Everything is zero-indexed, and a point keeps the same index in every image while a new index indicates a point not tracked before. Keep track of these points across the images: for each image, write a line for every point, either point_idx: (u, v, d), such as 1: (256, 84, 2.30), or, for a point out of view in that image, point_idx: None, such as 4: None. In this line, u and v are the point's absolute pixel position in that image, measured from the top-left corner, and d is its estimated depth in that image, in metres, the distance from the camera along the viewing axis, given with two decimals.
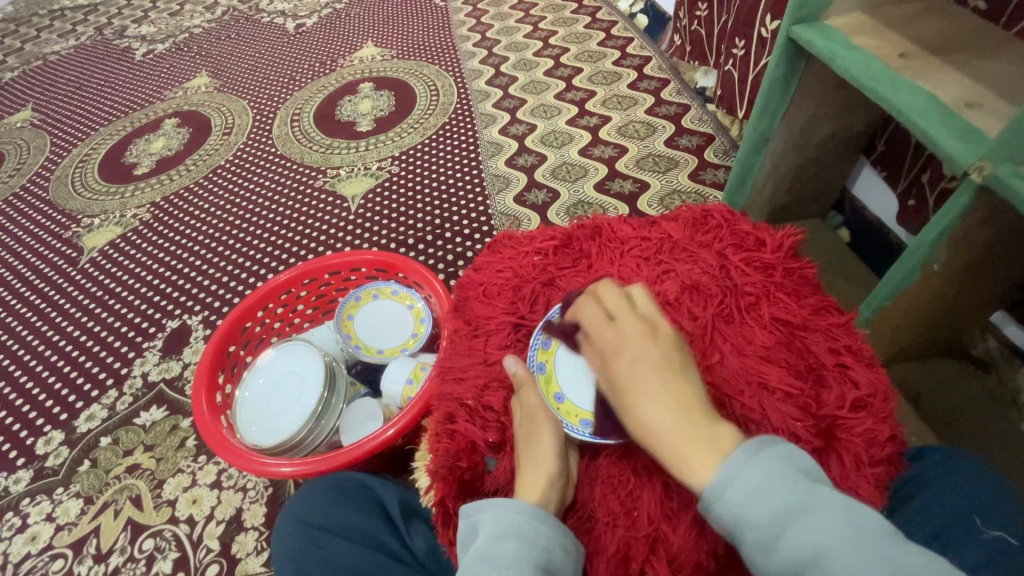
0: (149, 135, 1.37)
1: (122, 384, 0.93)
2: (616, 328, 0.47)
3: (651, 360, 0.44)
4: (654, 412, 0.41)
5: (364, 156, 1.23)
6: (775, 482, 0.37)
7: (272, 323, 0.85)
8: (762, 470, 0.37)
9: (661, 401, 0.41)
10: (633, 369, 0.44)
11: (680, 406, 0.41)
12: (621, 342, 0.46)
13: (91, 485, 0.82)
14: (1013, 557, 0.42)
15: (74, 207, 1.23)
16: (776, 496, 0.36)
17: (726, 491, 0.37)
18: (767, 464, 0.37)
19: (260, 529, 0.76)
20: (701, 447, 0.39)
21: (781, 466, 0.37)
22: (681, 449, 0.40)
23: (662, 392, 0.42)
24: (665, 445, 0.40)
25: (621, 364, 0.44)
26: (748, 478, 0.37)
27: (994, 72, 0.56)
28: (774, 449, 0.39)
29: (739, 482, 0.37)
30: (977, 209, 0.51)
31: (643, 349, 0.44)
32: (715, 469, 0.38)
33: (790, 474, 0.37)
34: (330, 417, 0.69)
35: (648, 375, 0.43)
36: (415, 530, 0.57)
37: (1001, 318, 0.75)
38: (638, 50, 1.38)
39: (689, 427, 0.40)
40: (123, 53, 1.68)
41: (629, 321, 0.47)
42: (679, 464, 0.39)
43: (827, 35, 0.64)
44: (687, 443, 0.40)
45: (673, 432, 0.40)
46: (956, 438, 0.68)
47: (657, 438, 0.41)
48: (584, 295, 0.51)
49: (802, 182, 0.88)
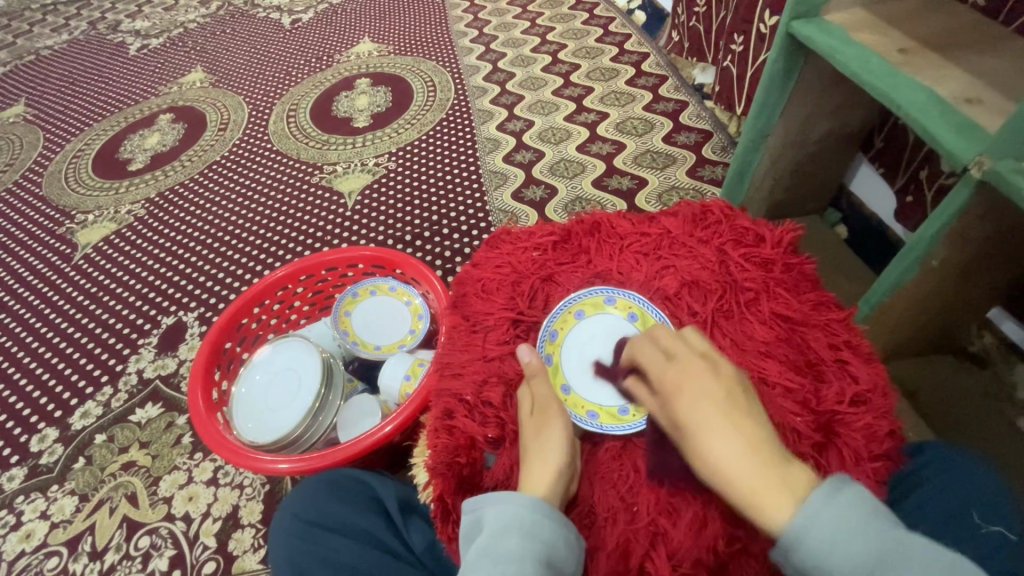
0: (144, 130, 1.36)
1: (117, 381, 0.92)
2: (677, 367, 0.48)
3: (715, 397, 0.45)
4: (723, 451, 0.42)
5: (361, 152, 1.22)
6: (862, 529, 0.37)
7: (269, 320, 0.84)
8: (845, 515, 0.38)
9: (729, 440, 0.42)
10: (699, 407, 0.45)
11: (748, 444, 0.42)
12: (684, 379, 0.47)
13: (86, 483, 0.82)
14: (1009, 552, 0.43)
15: (68, 203, 1.22)
16: (862, 545, 0.36)
17: (810, 538, 0.37)
18: (848, 509, 0.38)
19: (257, 525, 0.76)
20: (776, 487, 0.40)
21: (864, 510, 0.38)
22: (754, 490, 0.40)
23: (729, 430, 0.43)
24: (738, 485, 0.41)
25: (685, 402, 0.45)
26: (832, 524, 0.37)
27: (994, 68, 0.56)
28: (854, 491, 0.39)
29: (823, 529, 0.37)
30: (977, 204, 0.51)
31: (707, 387, 0.46)
32: (792, 512, 0.39)
33: (871, 519, 0.37)
34: (327, 413, 0.69)
35: (713, 413, 0.44)
36: (414, 528, 0.56)
37: (999, 313, 0.75)
38: (636, 46, 1.37)
39: (760, 466, 0.41)
40: (117, 47, 1.66)
41: (689, 357, 0.48)
42: (754, 506, 0.40)
43: (827, 31, 0.63)
44: (761, 484, 0.40)
45: (744, 472, 0.41)
46: (953, 433, 0.69)
47: (728, 478, 0.42)
48: (637, 334, 0.53)
49: (800, 179, 0.88)
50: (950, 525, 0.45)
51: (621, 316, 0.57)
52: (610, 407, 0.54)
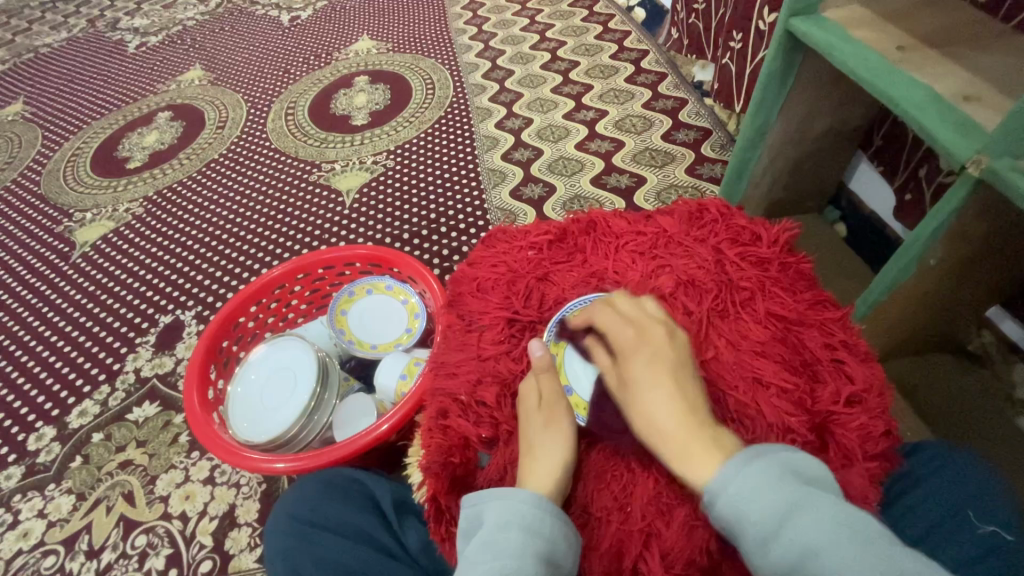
0: (142, 128, 1.36)
1: (115, 379, 0.92)
2: (636, 330, 0.50)
3: (665, 363, 0.47)
4: (662, 410, 0.45)
5: (360, 150, 1.22)
6: (773, 484, 0.39)
7: (266, 319, 0.84)
8: (759, 471, 0.40)
9: (669, 400, 0.45)
10: (650, 369, 0.47)
11: (686, 406, 0.45)
12: (639, 343, 0.49)
13: (84, 482, 0.82)
14: (1006, 553, 0.43)
15: (66, 201, 1.22)
16: (771, 498, 0.38)
17: (726, 493, 0.40)
18: (764, 471, 0.40)
19: (253, 524, 0.76)
20: (705, 447, 0.43)
21: (777, 470, 0.40)
22: (681, 444, 0.43)
23: (672, 392, 0.45)
24: (666, 437, 0.44)
25: (637, 363, 0.48)
26: (745, 480, 0.40)
27: (992, 65, 0.55)
28: (773, 454, 0.41)
29: (736, 485, 0.40)
30: (975, 203, 0.51)
31: (660, 353, 0.48)
32: (716, 468, 0.41)
33: (785, 479, 0.39)
34: (323, 412, 0.69)
35: (661, 375, 0.46)
36: (409, 527, 0.57)
37: (998, 313, 0.76)
38: (636, 44, 1.36)
39: (693, 426, 0.44)
40: (117, 45, 1.66)
41: (648, 324, 0.50)
42: (680, 460, 0.43)
43: (825, 28, 0.63)
44: (692, 442, 0.43)
45: (679, 430, 0.44)
46: (952, 434, 0.68)
47: (662, 435, 0.44)
48: (596, 303, 0.54)
49: (799, 177, 0.88)
50: (943, 527, 0.45)
51: None
52: None
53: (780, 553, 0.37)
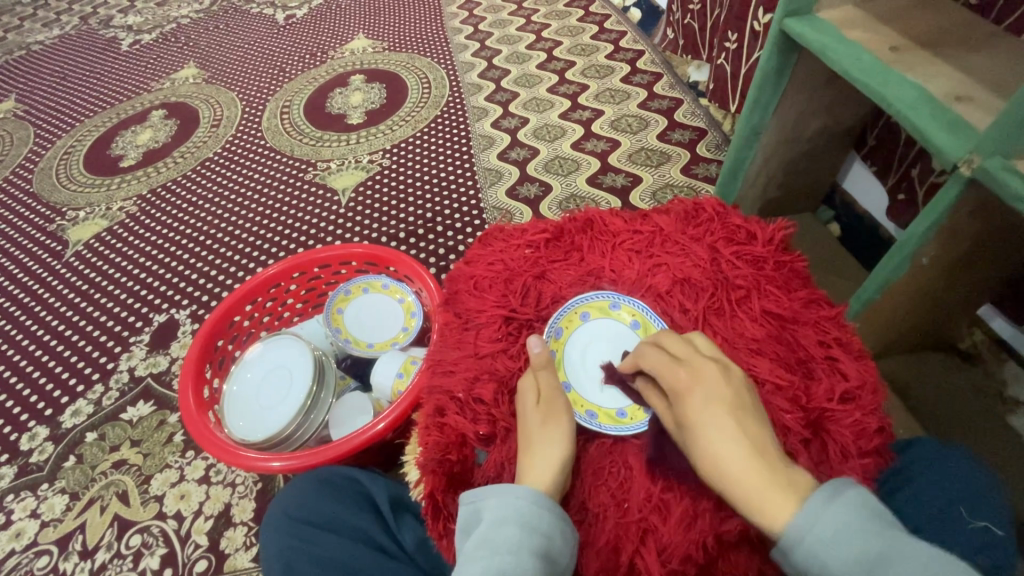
0: (136, 127, 1.35)
1: (108, 379, 0.91)
2: (687, 369, 0.47)
3: (724, 401, 0.44)
4: (730, 454, 0.42)
5: (356, 148, 1.22)
6: (857, 528, 0.36)
7: (261, 317, 0.84)
8: (840, 513, 0.37)
9: (736, 440, 0.42)
10: (708, 409, 0.44)
11: (754, 447, 0.42)
12: (693, 381, 0.46)
13: (77, 482, 0.81)
14: (996, 546, 0.43)
15: (59, 199, 1.21)
16: (857, 543, 0.35)
17: (807, 546, 0.37)
18: (838, 516, 0.37)
19: (249, 524, 0.75)
20: (780, 490, 0.39)
21: (860, 511, 0.37)
22: (759, 491, 0.40)
23: (736, 432, 0.43)
24: (741, 484, 0.41)
25: (694, 402, 0.45)
26: (826, 524, 0.37)
27: (983, 66, 0.56)
28: (853, 493, 0.38)
29: (817, 530, 0.37)
30: (967, 201, 0.52)
31: (717, 390, 0.45)
32: (795, 512, 0.38)
33: (862, 525, 0.36)
34: (319, 411, 0.69)
35: (722, 416, 0.44)
36: (405, 525, 0.57)
37: (988, 311, 0.77)
38: (632, 44, 1.37)
39: (764, 468, 0.41)
40: (110, 43, 1.64)
41: (699, 360, 0.47)
42: (755, 506, 0.40)
43: (819, 28, 0.63)
44: (766, 485, 0.40)
45: (750, 473, 0.41)
46: (945, 431, 0.69)
47: (731, 479, 0.41)
48: (641, 344, 0.51)
49: (794, 176, 0.88)
50: (936, 521, 0.45)
51: (623, 322, 0.57)
52: (609, 409, 0.54)
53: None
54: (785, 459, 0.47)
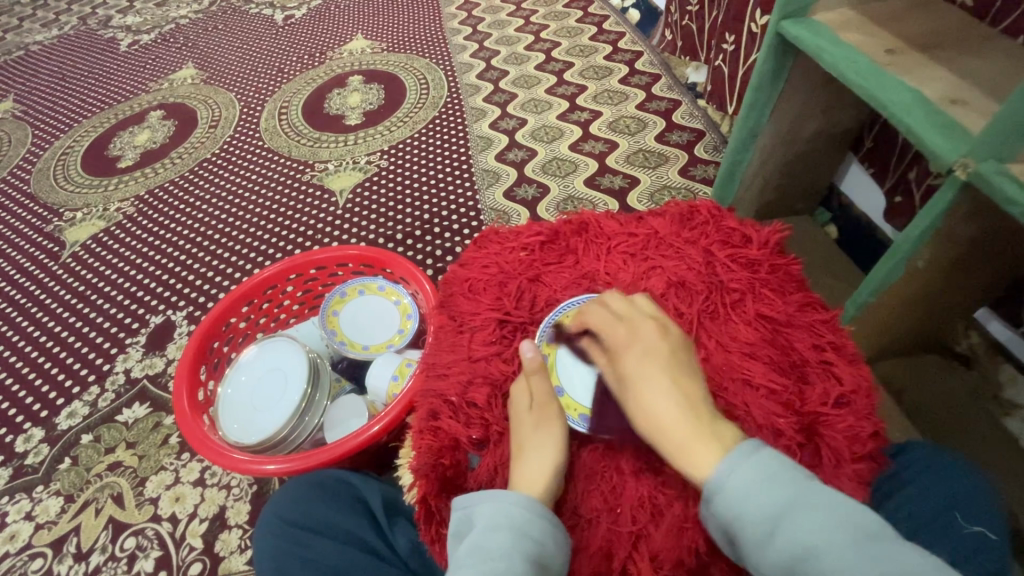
0: (134, 127, 1.35)
1: (104, 381, 0.91)
2: (627, 328, 0.50)
3: (658, 358, 0.47)
4: (662, 406, 0.44)
5: (353, 150, 1.21)
6: (772, 479, 0.39)
7: (257, 319, 0.84)
8: (758, 465, 0.40)
9: (667, 394, 0.45)
10: (643, 365, 0.47)
11: (685, 400, 0.45)
12: (632, 339, 0.49)
13: (72, 484, 0.81)
14: (990, 550, 0.44)
15: (56, 200, 1.21)
16: (770, 493, 0.38)
17: (727, 488, 0.40)
18: (760, 465, 0.40)
19: (243, 526, 0.75)
20: (704, 440, 0.42)
21: (777, 465, 0.40)
22: (686, 441, 0.43)
23: (668, 386, 0.45)
24: (670, 435, 0.43)
25: (631, 359, 0.48)
26: (745, 473, 0.40)
27: (978, 69, 0.56)
28: (773, 450, 0.41)
29: (735, 479, 0.39)
30: (961, 205, 0.51)
31: (653, 348, 0.48)
32: (717, 461, 0.41)
33: (781, 474, 0.39)
34: (314, 413, 0.68)
35: (656, 371, 0.46)
36: (398, 528, 0.56)
37: (986, 314, 0.75)
38: (630, 45, 1.37)
39: (692, 420, 0.44)
40: (108, 44, 1.64)
41: (639, 319, 0.50)
42: (682, 456, 0.42)
43: (814, 30, 0.63)
44: (691, 437, 0.43)
45: (679, 425, 0.43)
46: (940, 434, 0.69)
47: (661, 429, 0.44)
48: (587, 303, 0.54)
49: (791, 178, 0.88)
50: (931, 525, 0.46)
51: None
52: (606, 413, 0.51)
53: (779, 550, 0.37)
54: None
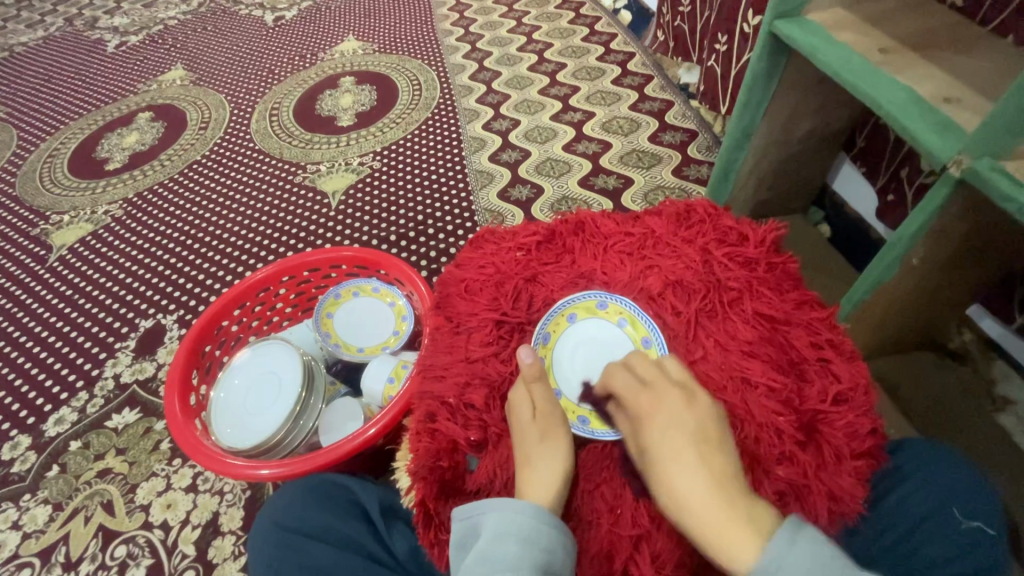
0: (122, 129, 1.33)
1: (93, 386, 0.90)
2: (651, 394, 0.48)
3: (687, 430, 0.45)
4: (692, 488, 0.42)
5: (346, 151, 1.20)
6: (821, 569, 0.37)
7: (249, 322, 0.83)
8: (800, 555, 0.38)
9: (697, 473, 0.43)
10: (670, 438, 0.45)
11: (716, 478, 0.42)
12: (657, 407, 0.47)
13: (60, 492, 0.79)
14: (989, 545, 0.44)
15: (43, 203, 1.19)
16: None
17: None
18: (805, 556, 0.38)
19: (237, 533, 0.74)
20: (741, 526, 0.40)
21: (820, 551, 0.38)
22: (720, 530, 0.40)
23: (697, 465, 0.43)
24: (702, 521, 0.41)
25: (656, 431, 0.46)
26: (791, 570, 0.37)
27: (971, 68, 0.56)
28: (811, 533, 0.39)
29: (785, 573, 0.37)
30: (957, 202, 0.52)
31: (680, 420, 0.46)
32: (757, 554, 0.39)
33: (826, 563, 0.38)
34: (308, 417, 0.67)
35: (683, 447, 0.44)
36: (397, 532, 0.56)
37: (978, 311, 0.78)
38: (622, 46, 1.37)
39: (725, 501, 0.41)
40: (95, 45, 1.62)
41: (664, 386, 0.48)
42: (717, 546, 0.40)
43: (809, 30, 0.64)
44: (725, 523, 0.40)
45: (710, 512, 0.41)
46: (935, 432, 0.69)
47: (692, 513, 0.41)
48: (610, 366, 0.52)
49: (784, 178, 0.89)
50: (929, 524, 0.46)
51: (611, 322, 0.57)
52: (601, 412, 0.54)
53: None
54: (782, 460, 0.46)
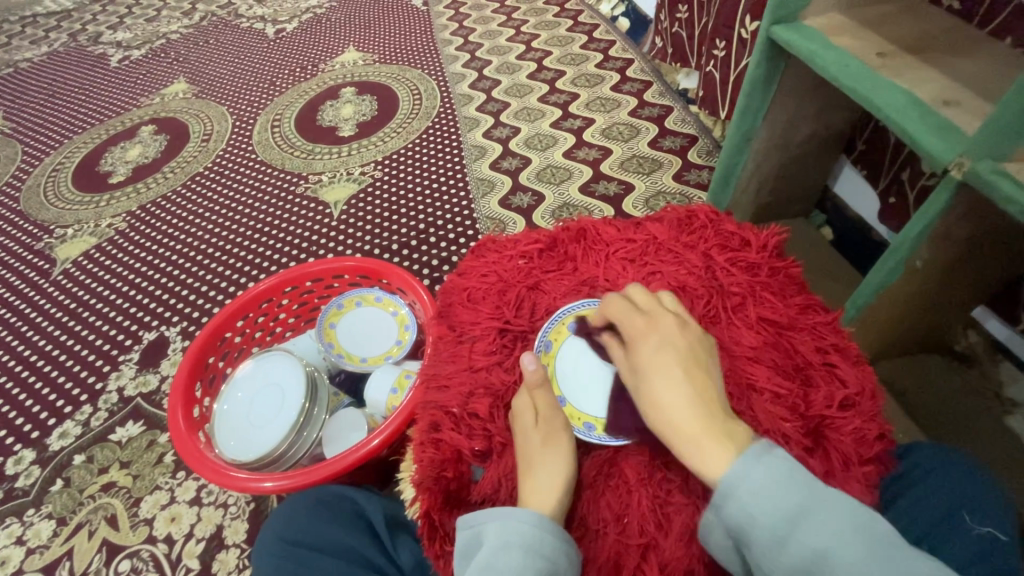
0: (126, 142, 1.34)
1: (96, 400, 0.90)
2: (645, 318, 0.50)
3: (676, 350, 0.47)
4: (674, 397, 0.44)
5: (347, 161, 1.21)
6: (786, 483, 0.38)
7: (253, 333, 0.83)
8: (767, 468, 0.39)
9: (681, 387, 0.44)
10: (660, 354, 0.47)
11: (698, 392, 0.44)
12: (651, 330, 0.49)
13: (64, 506, 0.79)
14: (1002, 551, 0.43)
15: (47, 217, 1.19)
16: (783, 495, 0.37)
17: (742, 490, 0.38)
18: (772, 470, 0.39)
19: (242, 545, 0.74)
20: (717, 433, 0.41)
21: (786, 466, 0.39)
22: (695, 436, 0.42)
23: (682, 379, 0.45)
24: (681, 428, 0.43)
25: (647, 350, 0.47)
26: (756, 480, 0.38)
27: (970, 70, 0.56)
28: (781, 452, 0.40)
29: (750, 481, 0.38)
30: (959, 204, 0.51)
31: (671, 341, 0.47)
32: (730, 460, 0.40)
33: (790, 478, 0.38)
34: (312, 428, 0.67)
35: (671, 362, 0.46)
36: (401, 544, 0.56)
37: (982, 313, 0.77)
38: (620, 53, 1.38)
39: (704, 411, 0.43)
40: (99, 60, 1.64)
41: (659, 313, 0.50)
42: (692, 451, 0.41)
43: (806, 35, 0.64)
44: (702, 430, 0.42)
45: (689, 420, 0.43)
46: (943, 435, 0.68)
47: (672, 422, 0.43)
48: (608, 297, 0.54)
49: (785, 182, 0.89)
50: (941, 531, 0.45)
51: None
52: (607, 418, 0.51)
53: (792, 558, 0.36)
54: None
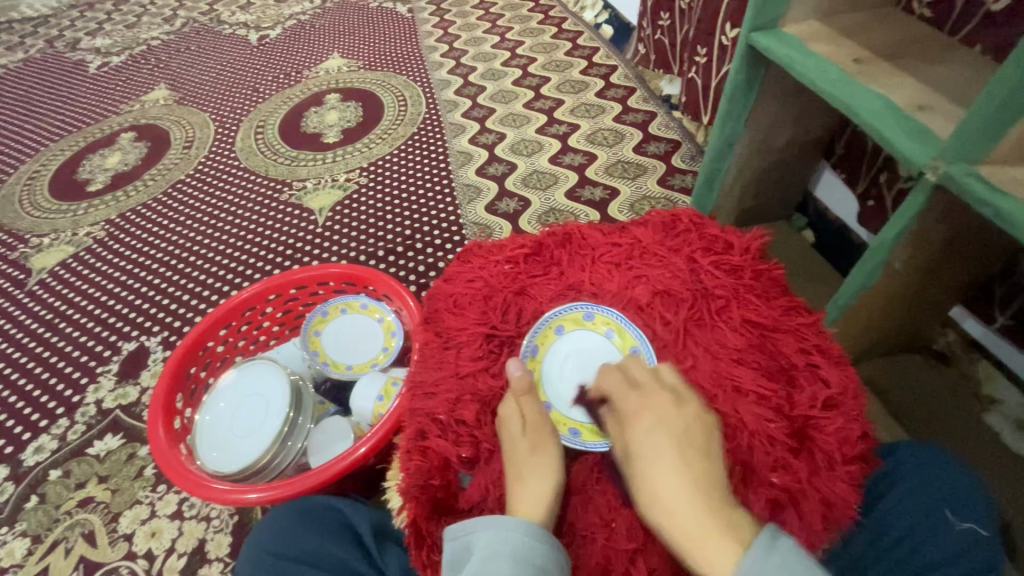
0: (104, 150, 1.32)
1: (74, 413, 0.87)
2: (640, 395, 0.49)
3: (672, 434, 0.46)
4: (671, 489, 0.43)
5: (332, 167, 1.20)
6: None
7: (235, 342, 0.81)
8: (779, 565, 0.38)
9: (678, 476, 0.43)
10: (655, 439, 0.46)
11: (696, 481, 0.43)
12: (646, 409, 0.48)
13: (40, 523, 0.77)
14: (983, 546, 0.44)
15: (22, 226, 1.17)
16: None
17: None
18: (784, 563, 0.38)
19: (225, 560, 0.72)
20: (718, 531, 0.40)
21: (796, 561, 0.38)
22: (695, 534, 0.41)
23: (679, 467, 0.44)
24: (680, 522, 0.41)
25: (641, 433, 0.46)
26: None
27: (942, 76, 0.58)
28: (787, 542, 0.39)
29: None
30: (934, 207, 0.53)
31: (666, 422, 0.46)
32: (733, 562, 0.39)
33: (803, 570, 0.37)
34: (297, 437, 0.66)
35: (667, 448, 0.45)
36: (389, 554, 0.55)
37: (960, 312, 0.78)
38: (604, 60, 1.39)
39: (703, 505, 0.42)
40: (77, 66, 1.61)
41: (654, 390, 0.49)
42: (693, 550, 0.40)
43: (785, 42, 0.65)
44: (702, 526, 0.41)
45: (688, 515, 0.41)
46: (924, 434, 0.70)
47: (671, 519, 0.42)
48: (604, 367, 0.53)
49: (767, 186, 0.90)
50: (924, 527, 0.46)
51: (599, 332, 0.57)
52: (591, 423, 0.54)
53: None
54: (776, 469, 0.46)
